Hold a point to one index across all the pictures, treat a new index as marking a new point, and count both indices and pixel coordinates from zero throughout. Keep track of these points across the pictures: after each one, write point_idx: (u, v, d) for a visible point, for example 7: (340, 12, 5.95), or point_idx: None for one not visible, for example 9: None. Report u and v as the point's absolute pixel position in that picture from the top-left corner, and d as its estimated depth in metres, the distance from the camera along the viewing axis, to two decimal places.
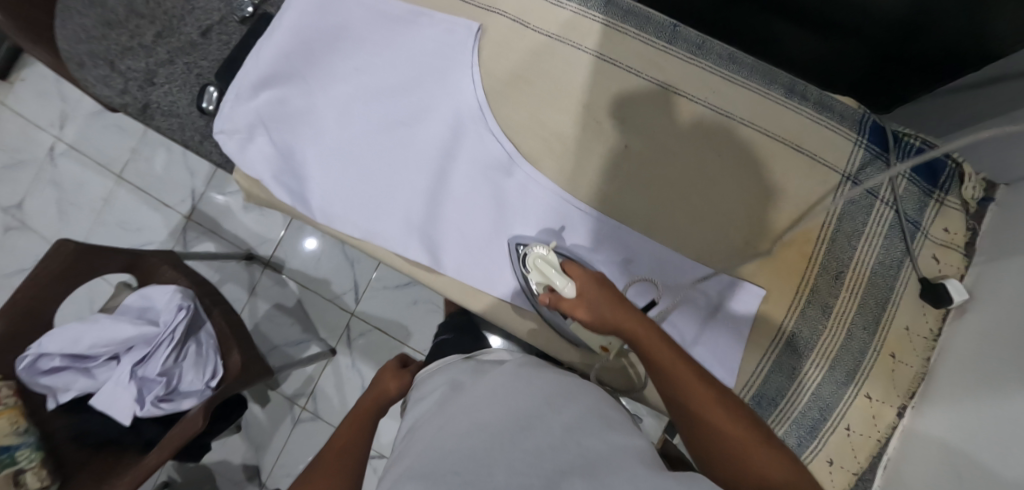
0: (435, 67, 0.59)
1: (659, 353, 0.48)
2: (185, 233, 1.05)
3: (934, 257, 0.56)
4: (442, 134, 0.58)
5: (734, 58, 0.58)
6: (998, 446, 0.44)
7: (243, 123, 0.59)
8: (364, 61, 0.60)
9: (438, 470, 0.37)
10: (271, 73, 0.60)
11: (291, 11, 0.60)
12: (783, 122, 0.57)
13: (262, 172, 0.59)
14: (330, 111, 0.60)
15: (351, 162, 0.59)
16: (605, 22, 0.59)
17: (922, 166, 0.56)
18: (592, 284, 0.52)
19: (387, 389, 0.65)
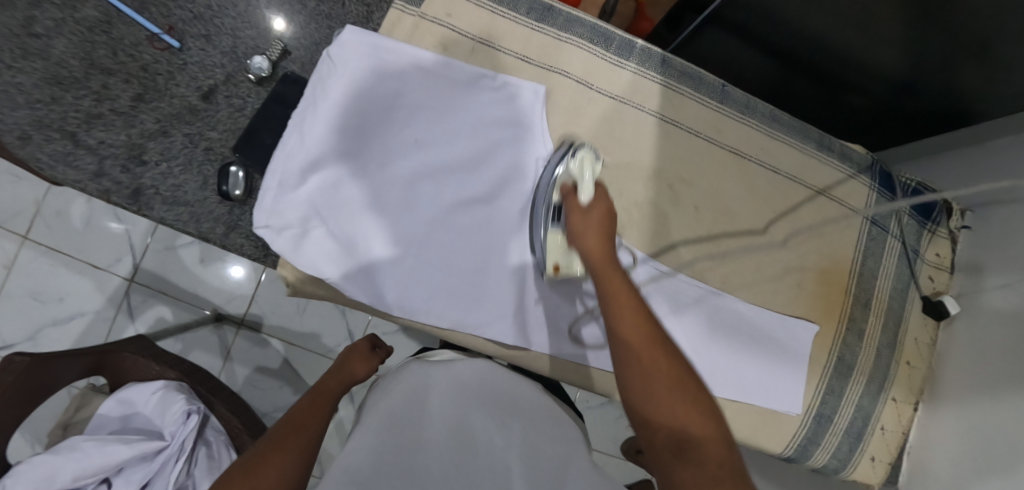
0: (505, 136, 0.56)
1: (630, 302, 0.47)
2: (128, 298, 0.90)
3: (930, 277, 0.67)
4: (523, 209, 0.56)
5: (776, 116, 0.63)
6: (1011, 436, 0.56)
7: (293, 216, 0.51)
8: (426, 130, 0.54)
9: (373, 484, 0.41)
10: (321, 154, 0.51)
11: (339, 79, 0.52)
12: (818, 174, 0.64)
13: (325, 271, 0.51)
14: (393, 190, 0.53)
15: (426, 247, 0.54)
16: (664, 83, 0.60)
17: (920, 204, 0.67)
18: (605, 205, 0.50)
19: (355, 372, 0.57)
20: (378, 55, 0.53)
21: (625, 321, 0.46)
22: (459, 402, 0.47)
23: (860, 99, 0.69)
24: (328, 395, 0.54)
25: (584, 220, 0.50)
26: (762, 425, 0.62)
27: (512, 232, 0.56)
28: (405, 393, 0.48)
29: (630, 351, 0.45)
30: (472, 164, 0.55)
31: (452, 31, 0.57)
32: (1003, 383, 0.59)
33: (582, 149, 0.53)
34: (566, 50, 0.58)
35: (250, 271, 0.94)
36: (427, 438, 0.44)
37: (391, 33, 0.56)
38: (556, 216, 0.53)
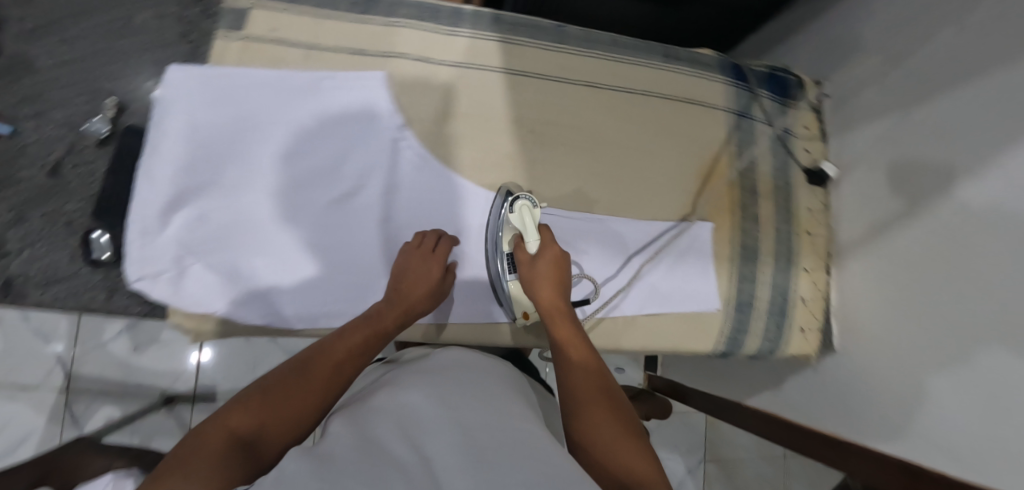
0: (359, 129, 0.57)
1: (576, 345, 0.50)
2: (71, 407, 0.86)
3: (805, 149, 0.71)
4: (393, 193, 0.57)
5: (616, 42, 0.65)
6: (910, 267, 0.59)
7: (165, 259, 0.51)
8: (280, 144, 0.55)
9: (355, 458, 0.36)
10: (180, 195, 0.52)
11: (179, 118, 0.52)
12: (673, 83, 0.67)
13: (213, 304, 0.52)
14: (262, 211, 0.54)
15: (310, 254, 0.55)
16: (501, 39, 0.62)
17: (775, 86, 0.70)
18: (552, 250, 0.55)
19: (417, 299, 0.53)
20: (212, 85, 0.54)
21: (573, 356, 0.49)
22: (450, 392, 0.45)
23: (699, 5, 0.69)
24: (384, 337, 0.50)
25: (532, 275, 0.55)
26: (692, 331, 0.64)
27: (391, 216, 0.57)
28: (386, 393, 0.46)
29: (577, 389, 0.46)
30: (337, 165, 0.56)
31: (284, 45, 0.58)
32: (890, 224, 0.62)
33: (520, 198, 0.57)
34: (398, 32, 0.60)
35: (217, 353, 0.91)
36: (394, 433, 0.39)
37: (221, 62, 0.57)
38: (512, 267, 0.57)
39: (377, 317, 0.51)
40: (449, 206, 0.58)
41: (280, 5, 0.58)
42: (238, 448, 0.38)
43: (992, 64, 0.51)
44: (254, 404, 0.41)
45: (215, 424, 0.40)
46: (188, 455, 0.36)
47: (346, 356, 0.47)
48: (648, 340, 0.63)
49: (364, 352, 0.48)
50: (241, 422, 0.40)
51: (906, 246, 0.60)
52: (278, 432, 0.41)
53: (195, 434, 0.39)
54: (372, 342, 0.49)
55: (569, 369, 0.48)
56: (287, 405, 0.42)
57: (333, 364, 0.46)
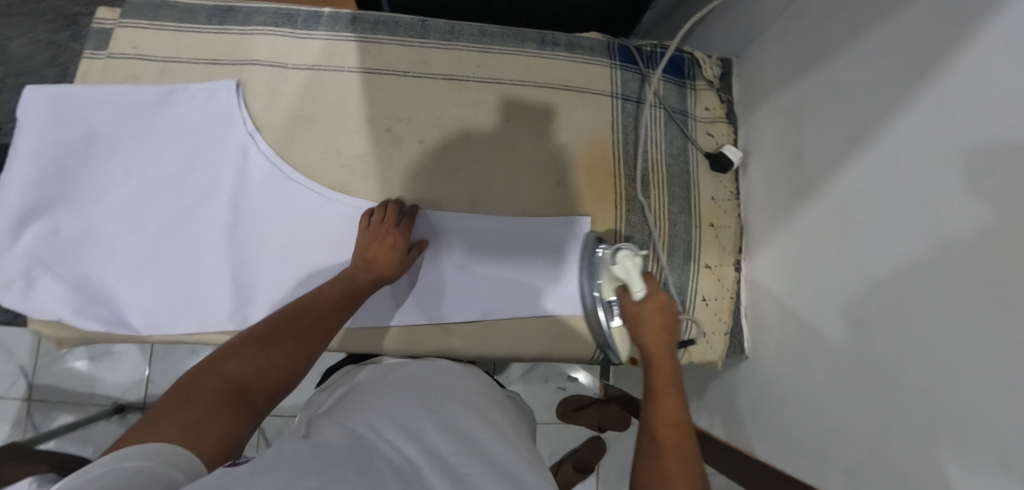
0: (211, 138, 0.58)
1: (671, 397, 0.46)
2: (32, 416, 0.92)
3: (708, 133, 0.65)
4: (239, 201, 0.57)
5: (485, 32, 0.62)
6: (808, 259, 0.52)
7: (15, 270, 0.54)
8: (129, 155, 0.56)
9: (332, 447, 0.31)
10: (28, 209, 0.54)
11: (33, 136, 0.55)
12: (548, 70, 0.63)
13: (58, 312, 0.54)
14: (111, 222, 0.55)
15: (157, 263, 0.55)
16: (358, 38, 0.61)
17: (669, 66, 0.65)
18: (659, 296, 0.53)
19: (391, 266, 0.54)
20: (62, 103, 0.56)
21: (661, 412, 0.45)
22: (428, 387, 0.41)
23: None
24: (360, 295, 0.51)
25: (648, 311, 0.52)
26: (562, 334, 0.60)
27: (239, 221, 0.57)
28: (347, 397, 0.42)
29: (657, 441, 0.43)
30: (186, 174, 0.57)
31: (142, 60, 0.59)
32: (792, 210, 0.55)
33: (621, 248, 0.54)
34: (253, 41, 0.60)
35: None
36: (391, 419, 0.36)
37: (86, 80, 0.59)
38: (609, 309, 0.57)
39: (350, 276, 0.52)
40: (299, 210, 0.57)
41: (140, 21, 0.59)
42: (230, 397, 0.38)
43: (880, 17, 0.44)
44: (242, 353, 0.41)
45: (207, 372, 0.39)
46: (174, 403, 0.36)
47: (332, 310, 0.48)
48: (514, 343, 0.59)
49: (344, 308, 0.49)
50: (230, 374, 0.39)
51: (805, 234, 0.52)
52: (265, 384, 0.40)
53: (186, 381, 0.38)
54: (353, 300, 0.50)
55: (652, 419, 0.45)
56: (271, 360, 0.42)
57: (315, 323, 0.46)
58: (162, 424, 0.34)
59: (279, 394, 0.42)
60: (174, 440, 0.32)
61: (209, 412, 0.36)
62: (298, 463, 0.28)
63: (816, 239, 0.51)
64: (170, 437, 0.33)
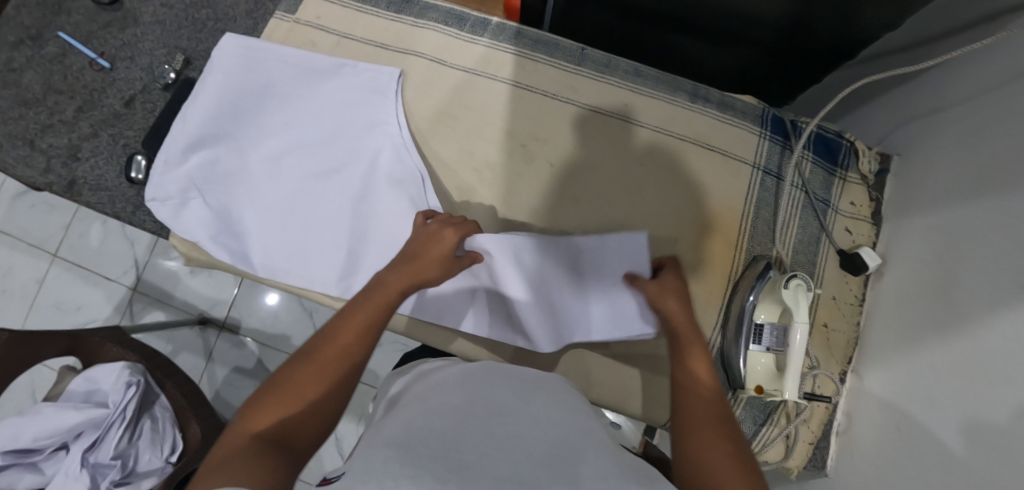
0: (362, 112, 0.60)
1: (689, 369, 0.48)
2: (131, 305, 1.01)
3: (846, 229, 0.60)
4: (368, 177, 0.60)
5: (640, 72, 0.62)
6: (934, 395, 0.47)
7: (175, 189, 0.61)
8: (288, 115, 0.61)
9: (411, 443, 0.37)
10: (197, 140, 0.61)
11: (218, 79, 0.61)
12: (692, 124, 0.62)
13: (198, 235, 0.60)
14: (261, 169, 0.60)
15: (288, 215, 0.60)
16: (517, 52, 0.62)
17: (823, 149, 0.61)
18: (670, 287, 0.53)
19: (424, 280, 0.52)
20: (251, 55, 0.61)
21: (687, 383, 0.48)
22: (489, 378, 0.46)
23: (747, 48, 0.62)
24: (387, 309, 0.49)
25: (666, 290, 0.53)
26: (631, 389, 0.58)
27: (367, 196, 0.60)
28: (419, 391, 0.47)
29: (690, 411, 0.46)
30: (330, 144, 0.60)
31: (321, 30, 0.64)
32: (916, 330, 0.51)
33: (799, 275, 0.52)
34: (420, 33, 0.63)
35: (283, 299, 1.02)
36: (454, 410, 0.41)
37: (271, 36, 0.65)
38: (758, 337, 0.54)
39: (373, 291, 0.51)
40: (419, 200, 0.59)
41: None
42: (267, 446, 0.40)
43: None
44: (266, 403, 0.43)
45: (237, 431, 0.42)
46: (217, 463, 0.38)
47: (357, 331, 0.48)
48: (586, 384, 0.59)
49: (369, 326, 0.48)
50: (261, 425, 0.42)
51: (926, 359, 0.49)
52: (299, 423, 0.43)
53: (222, 445, 0.41)
54: (378, 316, 0.49)
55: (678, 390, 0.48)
56: (296, 400, 0.44)
57: (335, 348, 0.47)
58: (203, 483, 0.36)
59: (322, 430, 0.44)
60: (226, 483, 0.35)
61: (249, 459, 0.38)
62: (390, 467, 0.35)
63: (944, 373, 0.46)
64: (225, 480, 0.35)
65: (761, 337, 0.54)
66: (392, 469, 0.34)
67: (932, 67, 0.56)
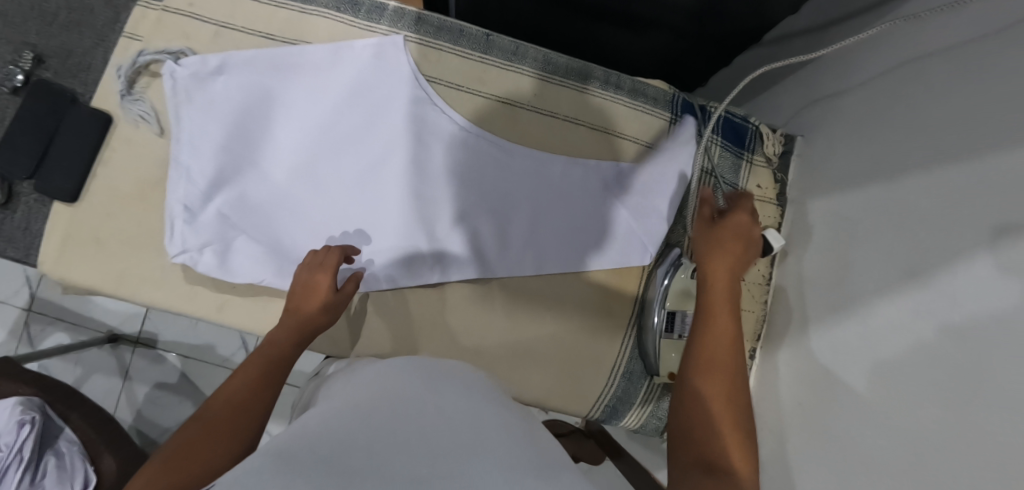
0: (342, 102, 0.57)
1: (726, 322, 0.47)
2: (29, 327, 0.92)
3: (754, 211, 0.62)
4: (366, 164, 0.56)
5: (548, 59, 0.60)
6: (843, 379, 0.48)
7: (211, 232, 0.53)
8: (266, 129, 0.56)
9: (327, 432, 0.31)
10: (174, 195, 0.53)
11: (177, 119, 0.54)
12: (604, 113, 0.60)
13: (262, 275, 0.53)
14: (292, 181, 0.55)
15: (346, 220, 0.55)
16: (418, 40, 0.58)
17: (731, 133, 0.62)
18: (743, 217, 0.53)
19: (319, 320, 0.50)
20: (200, 80, 0.55)
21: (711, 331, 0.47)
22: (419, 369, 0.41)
23: (659, 35, 0.62)
24: (283, 364, 0.48)
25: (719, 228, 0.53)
26: (554, 391, 0.57)
27: (352, 192, 0.56)
28: (335, 395, 0.42)
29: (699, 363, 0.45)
30: (315, 145, 0.56)
31: (195, 20, 0.57)
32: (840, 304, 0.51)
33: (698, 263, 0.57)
34: (310, 21, 0.58)
35: None
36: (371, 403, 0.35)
37: (137, 27, 0.57)
38: (671, 325, 0.56)
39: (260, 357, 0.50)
40: (360, 200, 0.56)
41: None
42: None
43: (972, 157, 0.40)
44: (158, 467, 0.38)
45: None
46: None
47: (253, 390, 0.45)
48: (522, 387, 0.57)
49: (262, 384, 0.45)
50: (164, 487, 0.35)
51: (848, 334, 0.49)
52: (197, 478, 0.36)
53: None
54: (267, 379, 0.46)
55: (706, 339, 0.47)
56: (197, 453, 0.39)
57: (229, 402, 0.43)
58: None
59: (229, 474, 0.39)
60: None
61: None
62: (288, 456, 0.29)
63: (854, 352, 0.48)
64: None
65: (677, 326, 0.56)
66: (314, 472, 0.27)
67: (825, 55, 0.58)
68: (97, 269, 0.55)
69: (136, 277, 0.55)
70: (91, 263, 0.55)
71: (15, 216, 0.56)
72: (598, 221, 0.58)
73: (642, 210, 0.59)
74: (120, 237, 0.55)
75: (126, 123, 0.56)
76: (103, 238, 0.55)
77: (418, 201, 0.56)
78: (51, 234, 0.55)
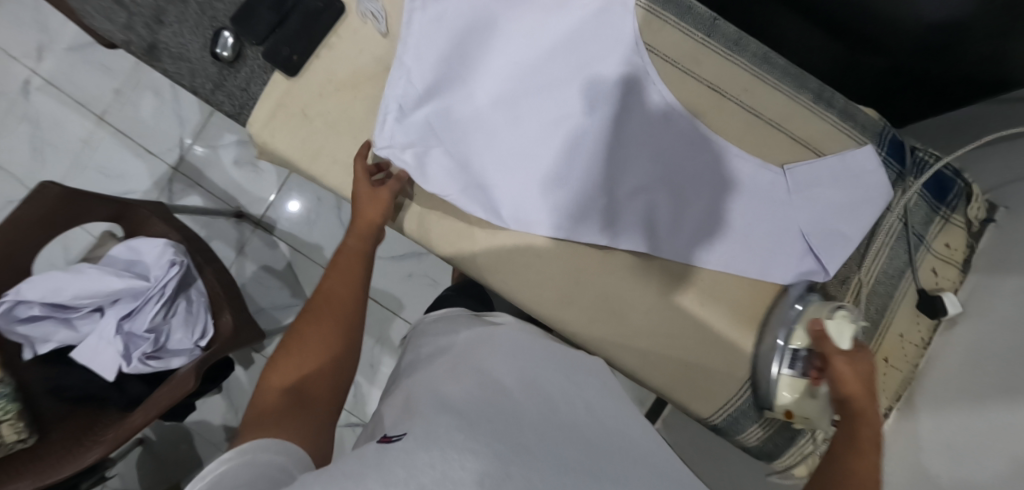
0: (556, 45, 0.57)
1: (872, 459, 0.47)
2: (172, 184, 0.99)
3: (933, 270, 0.59)
4: (565, 110, 0.57)
5: (768, 58, 0.58)
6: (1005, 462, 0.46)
7: (416, 137, 0.56)
8: (482, 54, 0.57)
9: (474, 416, 0.42)
10: (392, 93, 0.56)
11: (409, 24, 0.57)
12: (808, 125, 0.58)
13: (450, 189, 0.57)
14: (493, 109, 0.57)
15: (532, 159, 0.57)
16: (646, 6, 0.58)
17: (934, 184, 0.59)
18: (865, 360, 0.51)
19: (374, 218, 0.57)
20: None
21: (854, 463, 0.47)
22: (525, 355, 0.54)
23: (879, 60, 0.63)
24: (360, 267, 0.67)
25: (850, 365, 0.51)
26: (682, 382, 0.58)
27: (544, 133, 0.57)
28: (469, 359, 0.54)
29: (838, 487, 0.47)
30: (522, 82, 0.57)
31: None
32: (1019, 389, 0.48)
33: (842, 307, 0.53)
34: None
35: (322, 211, 1.00)
36: (498, 379, 0.49)
37: None
38: (792, 362, 0.55)
39: (341, 300, 0.66)
40: (554, 143, 0.57)
41: None
42: (287, 404, 0.58)
43: None
44: (281, 372, 0.61)
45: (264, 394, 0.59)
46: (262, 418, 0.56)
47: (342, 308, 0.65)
48: (645, 369, 0.58)
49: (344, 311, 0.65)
50: (284, 385, 0.60)
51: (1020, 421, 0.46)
52: (317, 380, 0.61)
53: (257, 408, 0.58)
54: (341, 321, 0.65)
55: (842, 461, 0.48)
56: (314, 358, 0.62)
57: (321, 343, 0.63)
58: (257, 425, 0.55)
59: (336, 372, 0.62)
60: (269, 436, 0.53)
61: (275, 418, 0.56)
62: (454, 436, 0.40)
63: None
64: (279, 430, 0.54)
65: (795, 362, 0.55)
66: (462, 445, 0.39)
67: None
68: (297, 142, 0.59)
69: (328, 156, 0.59)
70: (294, 133, 0.59)
71: (238, 76, 0.61)
72: (774, 231, 0.57)
73: (820, 231, 0.57)
74: (325, 117, 0.59)
75: (355, 15, 0.60)
76: (310, 113, 0.59)
77: (603, 161, 0.57)
78: (266, 101, 0.60)
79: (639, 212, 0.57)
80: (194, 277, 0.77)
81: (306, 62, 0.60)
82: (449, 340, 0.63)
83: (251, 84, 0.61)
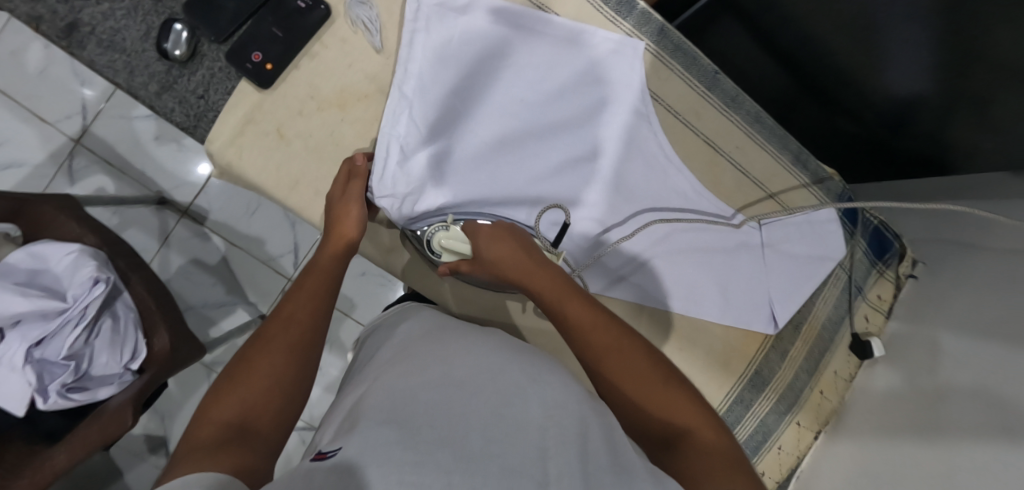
0: (567, 85, 0.55)
1: (575, 307, 0.48)
2: (72, 160, 0.87)
3: (865, 316, 0.68)
4: (574, 156, 0.56)
5: (759, 117, 0.61)
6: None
7: (419, 177, 0.52)
8: (489, 89, 0.53)
9: (414, 422, 0.37)
10: (385, 130, 0.50)
11: (410, 45, 0.51)
12: (785, 185, 0.63)
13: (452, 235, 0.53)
14: (502, 151, 0.54)
15: (539, 205, 0.55)
16: (656, 52, 0.57)
17: (876, 243, 0.67)
18: (492, 235, 0.51)
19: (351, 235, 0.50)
20: (443, 13, 0.51)
21: (573, 326, 0.47)
22: (498, 349, 0.47)
23: (849, 124, 0.70)
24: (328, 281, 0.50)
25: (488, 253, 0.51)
26: None
27: (555, 177, 0.56)
28: (424, 350, 0.46)
29: (584, 354, 0.47)
30: (527, 123, 0.54)
31: None
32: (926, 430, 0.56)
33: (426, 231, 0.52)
34: None
35: (261, 200, 0.91)
36: (459, 369, 0.42)
37: None
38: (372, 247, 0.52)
39: (300, 327, 0.46)
40: (566, 190, 0.56)
41: None
42: (228, 435, 0.38)
43: None
44: (223, 394, 0.41)
45: (198, 423, 0.39)
46: (197, 450, 0.37)
47: (308, 320, 0.47)
48: None
49: (315, 310, 0.47)
50: (223, 412, 0.40)
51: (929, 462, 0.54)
52: (266, 400, 0.41)
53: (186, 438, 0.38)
54: (298, 349, 0.45)
55: (569, 333, 0.47)
56: (261, 366, 0.43)
57: (273, 368, 0.43)
58: (183, 461, 0.36)
59: (288, 401, 0.42)
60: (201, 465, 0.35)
61: (217, 446, 0.37)
62: (391, 450, 0.34)
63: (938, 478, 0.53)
64: (219, 462, 0.35)
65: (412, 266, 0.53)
66: (402, 460, 0.34)
67: (974, 206, 0.63)
68: (272, 167, 0.52)
69: (310, 186, 0.53)
70: (268, 155, 0.52)
71: (192, 79, 0.51)
72: (747, 280, 0.62)
73: (787, 282, 0.63)
74: (306, 141, 0.52)
75: (344, 22, 0.53)
76: (287, 134, 0.52)
77: (608, 209, 0.57)
78: (231, 115, 0.51)
79: (638, 262, 0.58)
80: (122, 290, 0.67)
81: (283, 71, 0.52)
82: (409, 329, 0.52)
83: (209, 90, 0.52)
